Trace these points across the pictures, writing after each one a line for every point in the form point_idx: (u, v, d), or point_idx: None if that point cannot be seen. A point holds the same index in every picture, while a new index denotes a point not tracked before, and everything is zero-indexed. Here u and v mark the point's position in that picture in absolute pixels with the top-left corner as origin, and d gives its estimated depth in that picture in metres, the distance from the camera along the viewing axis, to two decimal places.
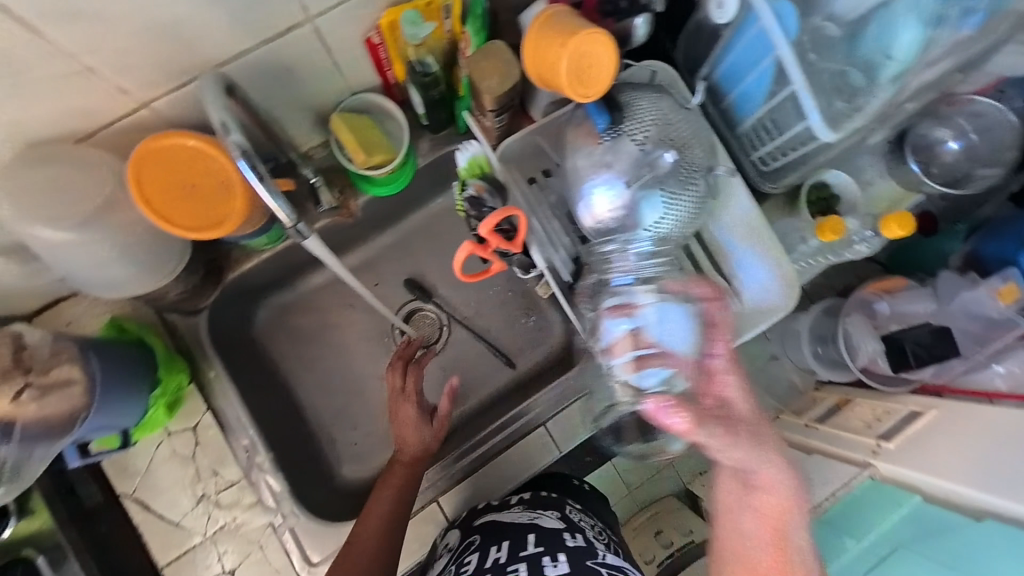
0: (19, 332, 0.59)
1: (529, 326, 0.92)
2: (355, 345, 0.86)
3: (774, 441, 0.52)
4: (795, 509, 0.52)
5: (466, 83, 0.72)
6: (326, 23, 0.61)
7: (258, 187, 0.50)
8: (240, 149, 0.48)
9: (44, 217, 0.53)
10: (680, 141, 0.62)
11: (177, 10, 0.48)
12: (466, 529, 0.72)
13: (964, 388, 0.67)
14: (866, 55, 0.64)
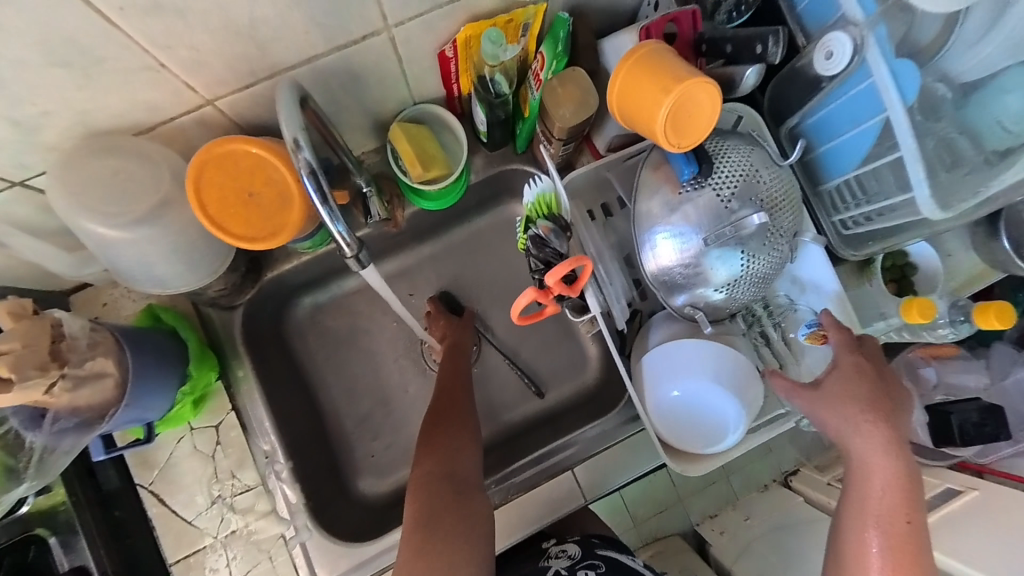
0: (58, 320, 0.55)
1: (563, 356, 0.88)
2: (384, 355, 0.83)
3: (881, 423, 0.55)
4: (915, 513, 0.52)
5: (535, 104, 0.68)
6: (403, 33, 0.58)
7: (319, 207, 0.48)
8: (308, 167, 0.46)
9: (101, 207, 0.51)
10: (769, 202, 0.57)
11: (257, 12, 0.46)
12: (586, 550, 0.74)
13: (1006, 472, 0.68)
14: (978, 124, 0.58)
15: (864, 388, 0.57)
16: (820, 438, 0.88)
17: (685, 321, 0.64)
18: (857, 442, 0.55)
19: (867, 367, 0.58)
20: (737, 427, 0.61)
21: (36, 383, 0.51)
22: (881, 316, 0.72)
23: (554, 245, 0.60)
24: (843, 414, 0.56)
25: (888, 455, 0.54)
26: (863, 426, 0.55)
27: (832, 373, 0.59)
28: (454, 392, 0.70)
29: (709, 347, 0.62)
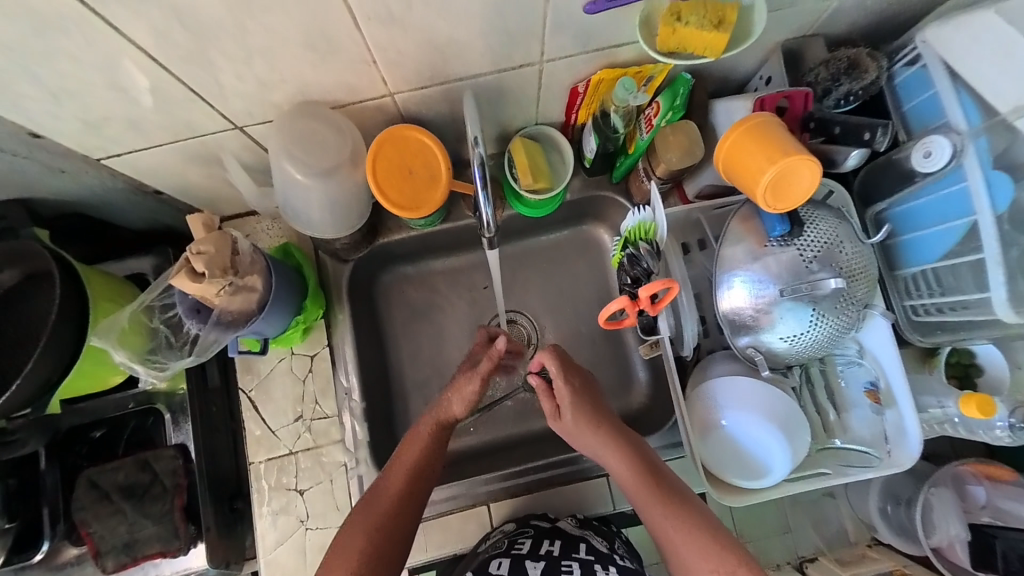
0: (235, 237, 0.67)
1: (612, 374, 0.95)
2: (452, 333, 0.93)
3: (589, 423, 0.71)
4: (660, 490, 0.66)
5: (643, 145, 0.77)
6: (551, 67, 0.69)
7: (481, 193, 0.61)
8: (481, 159, 0.59)
9: (291, 157, 0.64)
10: (847, 271, 0.63)
11: (455, 36, 0.59)
12: (522, 522, 0.81)
13: None
14: None
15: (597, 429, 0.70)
16: (845, 532, 0.88)
17: (745, 361, 0.70)
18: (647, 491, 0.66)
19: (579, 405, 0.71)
20: (778, 468, 0.66)
21: (214, 283, 0.64)
22: (938, 404, 0.76)
23: (645, 264, 0.68)
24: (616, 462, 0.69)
25: (662, 493, 0.65)
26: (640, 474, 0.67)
27: (599, 432, 0.70)
28: (382, 508, 0.66)
29: (768, 390, 0.68)
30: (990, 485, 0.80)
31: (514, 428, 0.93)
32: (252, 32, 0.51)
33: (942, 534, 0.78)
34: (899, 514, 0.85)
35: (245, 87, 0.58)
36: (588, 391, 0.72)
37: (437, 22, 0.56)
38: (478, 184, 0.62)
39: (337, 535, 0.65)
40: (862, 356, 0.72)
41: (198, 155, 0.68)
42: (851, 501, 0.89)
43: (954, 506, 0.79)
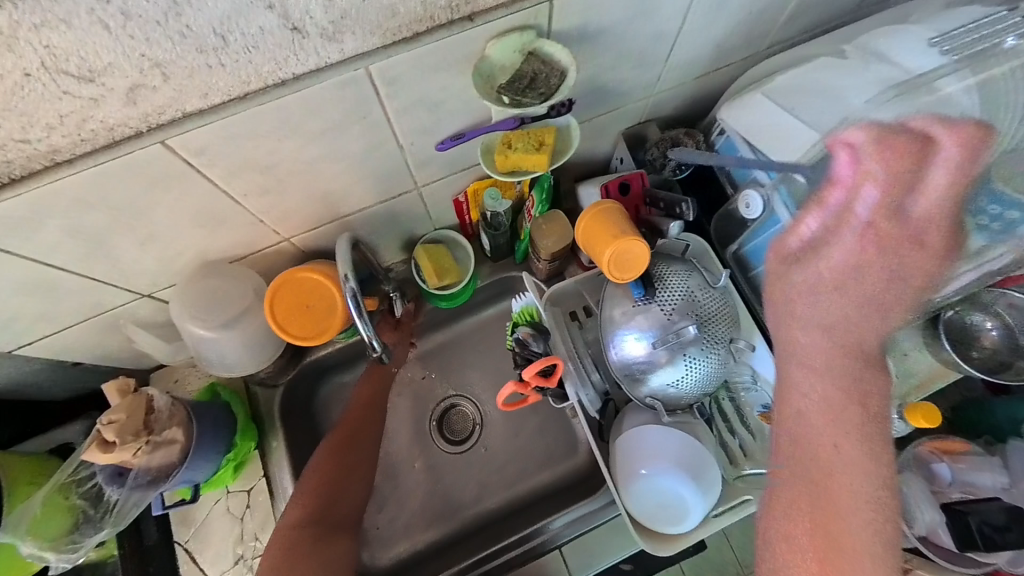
0: (150, 394, 0.71)
1: (563, 435, 1.03)
2: (402, 426, 1.03)
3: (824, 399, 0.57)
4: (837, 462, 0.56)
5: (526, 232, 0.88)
6: (428, 189, 0.80)
7: (354, 315, 0.64)
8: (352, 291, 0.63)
9: (200, 316, 0.69)
10: (703, 316, 0.72)
11: (333, 188, 0.69)
12: None
13: None
14: None
15: (844, 308, 0.57)
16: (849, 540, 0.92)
17: (648, 410, 0.76)
18: (793, 530, 0.57)
19: (844, 283, 0.56)
20: (696, 513, 0.70)
21: (129, 447, 0.67)
22: None
23: (534, 347, 0.82)
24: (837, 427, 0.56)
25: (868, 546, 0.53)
26: (863, 512, 0.55)
27: (841, 394, 0.56)
28: (336, 445, 0.84)
29: (673, 434, 0.72)
30: (950, 461, 0.88)
31: (476, 509, 0.99)
32: (144, 224, 0.59)
33: (922, 523, 0.86)
34: None
35: (146, 264, 0.65)
36: (869, 188, 0.55)
37: (314, 183, 0.66)
38: (357, 312, 0.65)
39: (306, 471, 0.82)
40: (756, 381, 0.79)
41: (111, 327, 0.73)
42: None
43: (925, 495, 0.86)
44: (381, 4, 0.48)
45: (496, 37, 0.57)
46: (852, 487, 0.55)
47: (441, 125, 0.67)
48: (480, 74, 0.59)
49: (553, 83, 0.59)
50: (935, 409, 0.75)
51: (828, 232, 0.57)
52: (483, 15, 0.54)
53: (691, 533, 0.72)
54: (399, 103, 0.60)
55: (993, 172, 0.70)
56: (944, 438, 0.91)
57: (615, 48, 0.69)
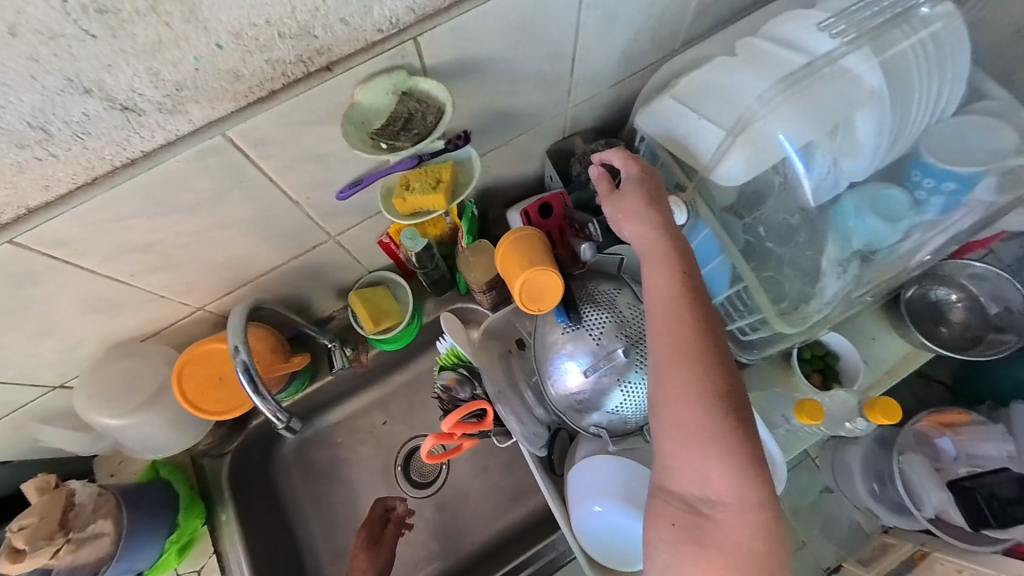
0: (71, 489, 0.72)
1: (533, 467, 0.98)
2: (364, 479, 0.98)
3: (679, 306, 0.57)
4: (712, 365, 0.54)
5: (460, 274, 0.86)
6: (345, 237, 0.78)
7: (250, 391, 0.59)
8: (244, 364, 0.59)
9: (107, 403, 0.67)
10: (635, 336, 0.69)
11: (234, 253, 0.67)
12: None
13: None
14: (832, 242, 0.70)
15: (652, 210, 0.62)
16: (859, 526, 0.98)
17: (595, 438, 0.72)
18: (695, 439, 0.51)
19: (637, 189, 0.64)
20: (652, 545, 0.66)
21: (45, 550, 0.66)
22: (785, 418, 0.82)
23: (460, 393, 0.79)
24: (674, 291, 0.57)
25: (731, 384, 0.54)
26: (730, 400, 0.53)
27: (674, 261, 0.59)
28: None
29: (621, 463, 0.69)
30: (951, 433, 0.85)
31: (447, 556, 0.95)
32: (25, 318, 0.57)
33: (931, 503, 0.81)
34: (888, 491, 0.92)
35: (46, 356, 0.63)
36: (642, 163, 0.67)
37: (210, 252, 0.64)
38: (251, 388, 0.60)
39: None
40: None
41: (28, 422, 0.71)
42: (846, 491, 0.98)
43: (927, 470, 0.83)
44: (218, 70, 0.46)
45: (363, 81, 0.54)
46: (716, 385, 0.53)
47: (335, 175, 0.64)
48: (352, 120, 0.56)
49: (429, 122, 0.57)
50: (893, 406, 0.72)
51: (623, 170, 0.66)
52: (342, 64, 0.51)
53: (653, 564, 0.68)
54: (278, 162, 0.57)
55: (900, 143, 0.68)
56: (945, 411, 0.88)
57: (507, 71, 0.67)
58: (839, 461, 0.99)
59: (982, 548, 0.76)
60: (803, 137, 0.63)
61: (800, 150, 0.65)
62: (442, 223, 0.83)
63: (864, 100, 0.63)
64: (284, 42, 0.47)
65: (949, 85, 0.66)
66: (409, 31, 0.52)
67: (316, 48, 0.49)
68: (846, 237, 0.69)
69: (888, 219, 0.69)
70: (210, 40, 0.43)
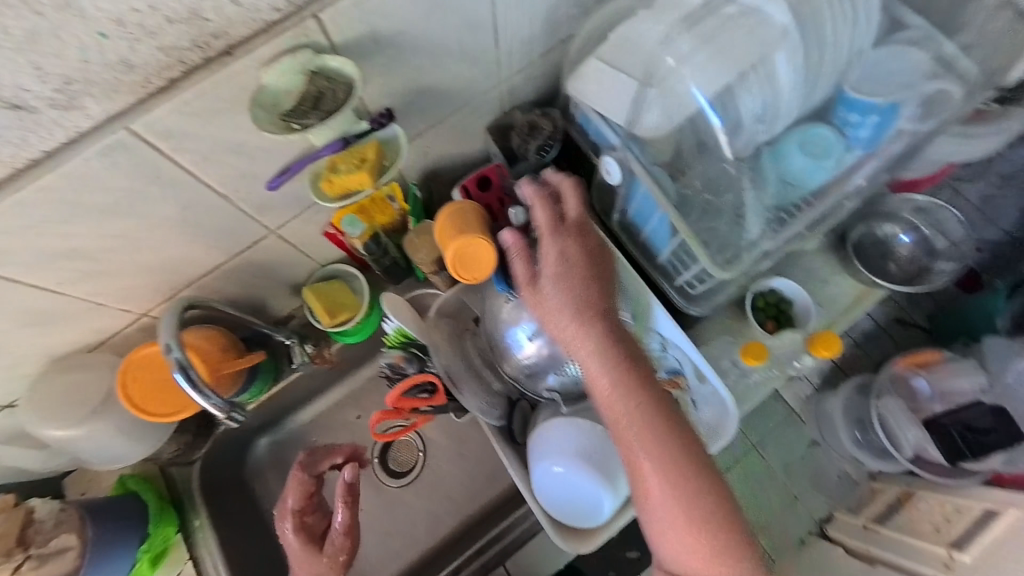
0: (31, 508, 0.74)
1: None
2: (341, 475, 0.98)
3: (627, 402, 0.55)
4: (671, 458, 0.53)
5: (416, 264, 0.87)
6: (287, 230, 0.78)
7: (192, 391, 0.62)
8: (179, 364, 0.62)
9: (56, 417, 0.68)
10: None
11: (170, 254, 0.67)
12: None
13: None
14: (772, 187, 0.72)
15: (581, 296, 0.59)
16: (848, 474, 1.23)
17: (551, 402, 0.73)
18: (675, 530, 0.54)
19: (560, 274, 0.59)
20: (605, 506, 0.67)
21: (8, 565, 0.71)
22: (733, 363, 0.84)
23: (408, 369, 0.79)
24: (619, 391, 0.56)
25: (697, 467, 0.54)
26: (697, 487, 0.53)
27: (613, 356, 0.57)
28: None
29: (575, 422, 0.69)
30: (925, 374, 1.08)
31: (430, 539, 0.96)
32: None
33: (912, 442, 1.02)
34: (870, 438, 1.16)
35: None
36: (553, 227, 0.62)
37: (144, 255, 0.64)
38: (192, 387, 0.63)
39: None
40: (666, 348, 0.78)
41: None
42: (832, 443, 1.23)
43: (904, 412, 1.04)
44: (108, 61, 0.45)
45: (267, 64, 0.53)
46: (678, 480, 0.53)
47: (260, 166, 0.64)
48: (262, 106, 0.56)
49: (340, 98, 0.57)
50: (831, 337, 0.76)
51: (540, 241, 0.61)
52: (241, 47, 0.51)
53: (608, 526, 0.69)
54: (194, 155, 0.57)
55: (818, 79, 0.68)
56: (919, 354, 1.10)
57: (426, 44, 0.66)
58: (827, 415, 1.23)
59: (963, 480, 0.96)
60: (713, 85, 0.63)
61: (712, 102, 0.64)
62: (391, 211, 0.83)
63: (776, 41, 0.63)
64: (175, 27, 0.46)
65: (865, 17, 0.67)
66: (308, 8, 0.52)
67: (210, 32, 0.48)
68: (781, 181, 0.72)
69: (821, 158, 0.71)
70: (91, 29, 0.43)
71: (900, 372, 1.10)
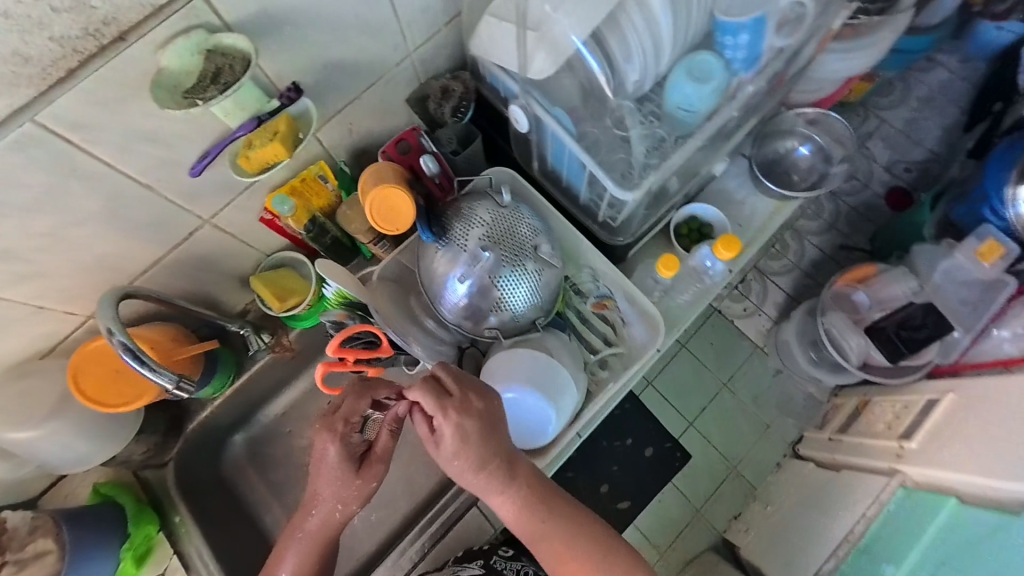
0: (5, 516, 0.78)
1: None
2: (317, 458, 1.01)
3: (524, 513, 0.65)
4: (566, 544, 0.65)
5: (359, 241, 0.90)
6: (222, 218, 0.80)
7: (143, 369, 0.67)
8: (125, 345, 0.64)
9: (15, 421, 0.72)
10: (496, 237, 0.74)
11: (103, 251, 0.69)
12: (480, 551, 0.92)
13: (977, 361, 1.03)
14: (673, 115, 0.79)
15: (475, 458, 0.62)
16: (812, 395, 1.41)
17: (492, 340, 0.78)
18: None
19: (457, 451, 0.61)
20: (552, 425, 0.73)
21: None
22: (654, 281, 0.90)
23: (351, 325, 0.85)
24: (515, 509, 0.65)
25: (590, 542, 0.66)
26: (593, 560, 0.65)
27: (505, 487, 0.64)
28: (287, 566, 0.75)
29: (514, 353, 0.75)
30: (862, 287, 1.22)
31: (411, 503, 1.00)
32: None
33: (855, 350, 1.17)
34: (821, 354, 1.34)
35: None
36: (439, 406, 0.61)
37: (76, 253, 0.67)
38: (138, 363, 0.66)
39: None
40: (596, 277, 0.85)
41: None
42: (792, 367, 1.41)
43: (847, 324, 1.18)
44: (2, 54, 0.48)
45: (162, 47, 0.56)
46: (576, 562, 0.65)
47: (181, 152, 0.67)
48: (163, 86, 0.58)
49: (238, 73, 0.61)
50: (732, 237, 0.80)
51: (439, 436, 0.62)
52: (135, 31, 0.53)
53: (558, 437, 0.77)
54: (108, 145, 0.60)
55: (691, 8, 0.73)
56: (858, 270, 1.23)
57: (326, 17, 0.68)
58: (783, 342, 1.41)
59: (907, 377, 1.11)
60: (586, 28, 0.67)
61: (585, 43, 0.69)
62: (326, 191, 0.87)
63: None
64: (62, 16, 0.48)
65: None
66: None
67: (99, 19, 0.50)
68: (679, 107, 0.78)
69: (701, 82, 0.76)
70: None
71: (840, 289, 1.23)
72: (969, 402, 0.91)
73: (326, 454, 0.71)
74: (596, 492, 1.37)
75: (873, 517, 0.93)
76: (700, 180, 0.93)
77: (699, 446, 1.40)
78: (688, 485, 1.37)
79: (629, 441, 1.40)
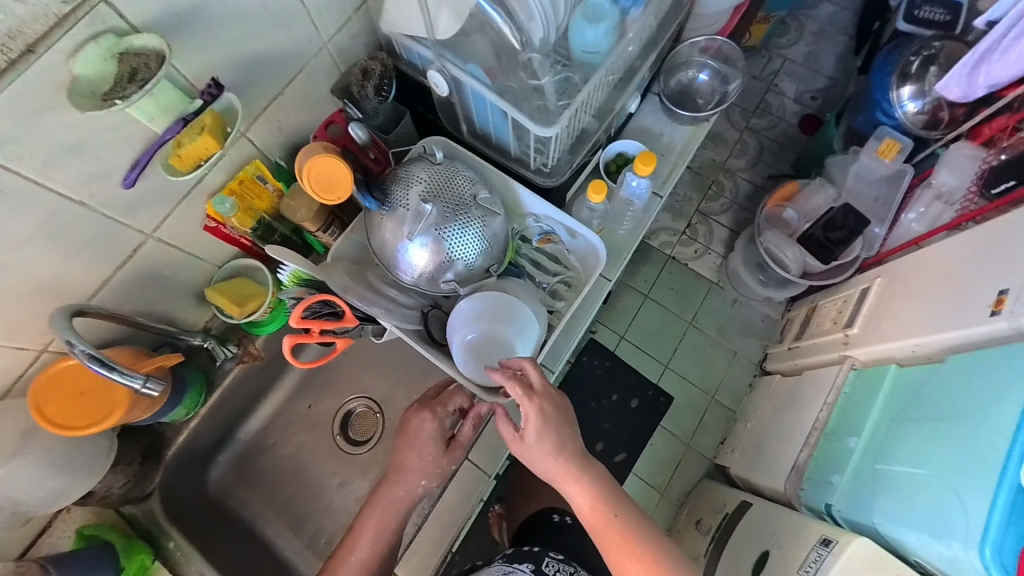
0: None
1: None
2: (307, 460, 1.02)
3: (596, 508, 0.68)
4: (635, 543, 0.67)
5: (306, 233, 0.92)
6: (165, 231, 0.80)
7: (109, 372, 0.67)
8: (88, 354, 0.64)
9: None
10: (437, 192, 0.77)
11: (41, 278, 0.68)
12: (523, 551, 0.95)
13: (894, 245, 1.13)
14: (582, 59, 0.84)
15: (555, 445, 0.67)
16: (768, 316, 1.51)
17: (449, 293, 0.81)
18: None
19: (539, 434, 0.67)
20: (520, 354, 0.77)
21: None
22: (588, 209, 0.95)
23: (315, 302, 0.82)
24: (589, 500, 0.68)
25: (657, 541, 0.68)
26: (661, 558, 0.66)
27: (581, 477, 0.68)
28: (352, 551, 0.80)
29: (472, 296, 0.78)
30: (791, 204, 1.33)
31: None
32: None
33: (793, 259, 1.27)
34: (770, 275, 1.44)
35: None
36: (524, 394, 0.67)
37: (12, 283, 0.66)
38: (107, 369, 0.67)
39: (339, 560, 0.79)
40: (539, 221, 0.90)
41: None
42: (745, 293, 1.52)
43: (784, 238, 1.29)
44: None
45: (72, 55, 0.56)
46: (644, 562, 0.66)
47: (108, 164, 0.66)
48: (79, 92, 0.58)
49: (155, 68, 0.61)
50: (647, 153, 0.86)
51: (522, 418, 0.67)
52: (41, 42, 0.53)
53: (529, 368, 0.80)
54: (31, 163, 0.59)
55: None
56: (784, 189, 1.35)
57: (234, 13, 0.69)
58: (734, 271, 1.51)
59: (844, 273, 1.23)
60: None
61: None
62: (267, 192, 0.88)
63: None
64: None
65: None
66: None
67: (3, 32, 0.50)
68: (583, 48, 0.83)
69: (596, 21, 0.81)
70: None
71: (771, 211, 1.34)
72: (894, 280, 1.02)
73: (422, 430, 0.80)
74: (592, 449, 1.43)
75: (833, 405, 1.00)
76: (619, 118, 1.00)
77: (678, 385, 1.48)
78: (673, 422, 1.45)
79: (614, 396, 1.47)
